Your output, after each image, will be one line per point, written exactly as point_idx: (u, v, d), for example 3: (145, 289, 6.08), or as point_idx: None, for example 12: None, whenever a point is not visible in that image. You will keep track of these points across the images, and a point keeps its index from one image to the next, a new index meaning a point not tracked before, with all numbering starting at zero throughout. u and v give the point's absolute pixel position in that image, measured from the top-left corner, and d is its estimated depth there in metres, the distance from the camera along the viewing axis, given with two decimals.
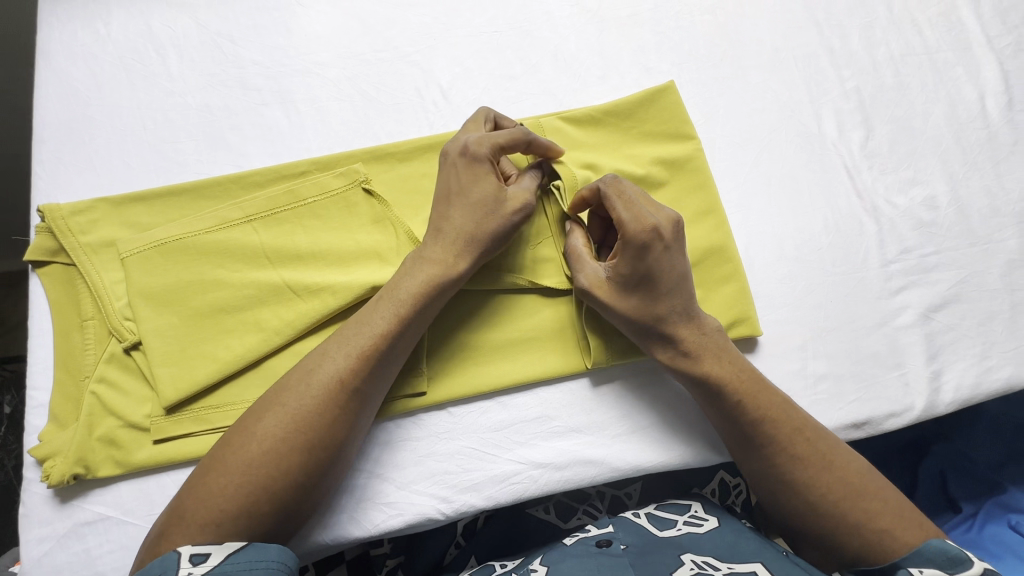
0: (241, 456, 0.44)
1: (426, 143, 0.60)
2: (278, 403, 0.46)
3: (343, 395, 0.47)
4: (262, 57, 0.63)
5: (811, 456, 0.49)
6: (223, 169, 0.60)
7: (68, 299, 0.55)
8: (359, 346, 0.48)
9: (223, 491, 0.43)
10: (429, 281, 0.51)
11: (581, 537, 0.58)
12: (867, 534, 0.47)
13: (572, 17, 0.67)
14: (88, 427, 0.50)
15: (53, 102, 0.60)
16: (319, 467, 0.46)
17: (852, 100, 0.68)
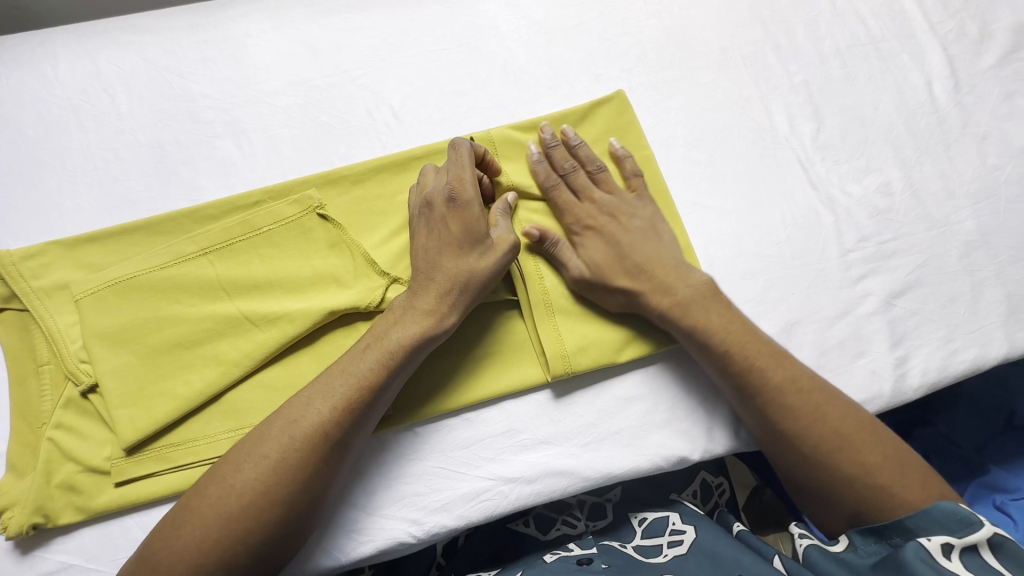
0: (217, 508, 0.44)
1: (375, 165, 0.60)
2: (259, 453, 0.46)
3: (327, 445, 0.46)
4: (211, 90, 0.63)
5: (809, 415, 0.50)
6: (176, 203, 0.60)
7: (23, 344, 0.54)
8: (343, 398, 0.47)
9: (199, 544, 0.43)
10: (417, 331, 0.50)
11: (562, 556, 0.60)
12: (862, 488, 0.47)
13: (519, 30, 0.68)
14: (46, 475, 0.50)
15: (2, 148, 0.60)
16: (301, 515, 0.46)
17: (802, 93, 0.68)
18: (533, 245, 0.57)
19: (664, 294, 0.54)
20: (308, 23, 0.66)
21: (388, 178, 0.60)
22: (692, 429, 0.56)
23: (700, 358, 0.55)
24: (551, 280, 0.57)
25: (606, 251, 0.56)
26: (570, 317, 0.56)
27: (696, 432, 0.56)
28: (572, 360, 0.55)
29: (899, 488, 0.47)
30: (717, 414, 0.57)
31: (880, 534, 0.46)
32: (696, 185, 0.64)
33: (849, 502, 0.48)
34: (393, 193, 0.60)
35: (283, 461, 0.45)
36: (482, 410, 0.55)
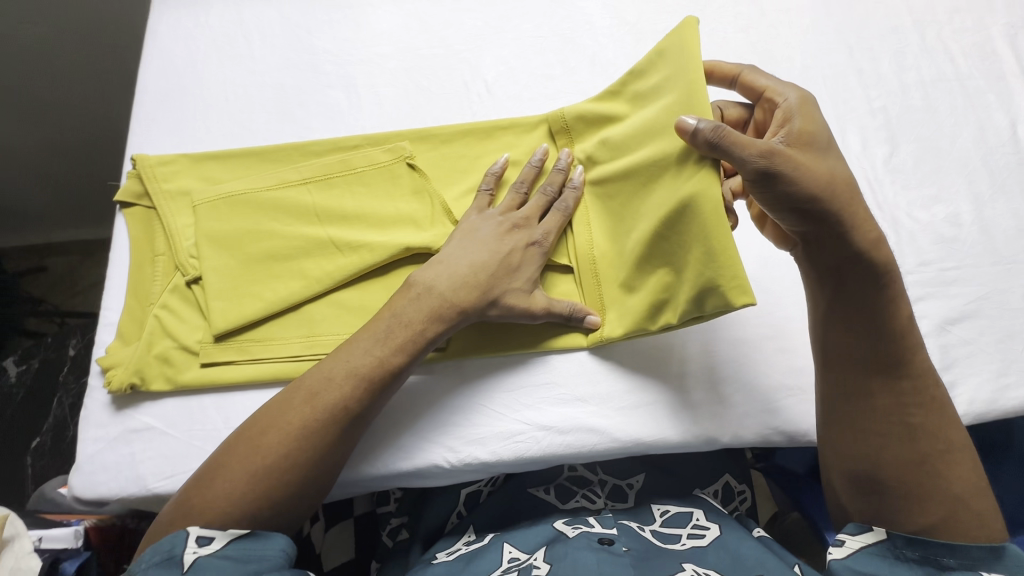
0: (286, 425, 0.48)
1: (464, 129, 0.66)
2: (325, 379, 0.50)
3: (345, 418, 0.49)
4: (332, 47, 0.72)
5: (908, 400, 0.50)
6: (287, 138, 0.68)
7: (145, 236, 0.63)
8: (402, 338, 0.52)
9: (261, 452, 0.47)
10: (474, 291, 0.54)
11: (584, 531, 0.61)
12: (941, 496, 0.48)
13: (612, 28, 0.73)
14: (148, 346, 0.57)
15: (154, 72, 0.70)
16: (319, 473, 0.49)
17: (879, 118, 0.70)
18: (590, 218, 0.60)
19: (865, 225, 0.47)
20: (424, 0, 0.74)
21: (474, 141, 0.66)
22: (723, 413, 0.58)
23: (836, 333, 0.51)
24: (621, 239, 0.58)
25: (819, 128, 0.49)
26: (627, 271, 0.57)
27: (727, 416, 0.58)
28: (606, 330, 0.58)
29: (976, 505, 0.48)
30: (750, 405, 0.58)
31: (926, 553, 0.46)
32: None
33: (930, 510, 0.48)
34: (475, 155, 0.66)
35: (305, 429, 0.48)
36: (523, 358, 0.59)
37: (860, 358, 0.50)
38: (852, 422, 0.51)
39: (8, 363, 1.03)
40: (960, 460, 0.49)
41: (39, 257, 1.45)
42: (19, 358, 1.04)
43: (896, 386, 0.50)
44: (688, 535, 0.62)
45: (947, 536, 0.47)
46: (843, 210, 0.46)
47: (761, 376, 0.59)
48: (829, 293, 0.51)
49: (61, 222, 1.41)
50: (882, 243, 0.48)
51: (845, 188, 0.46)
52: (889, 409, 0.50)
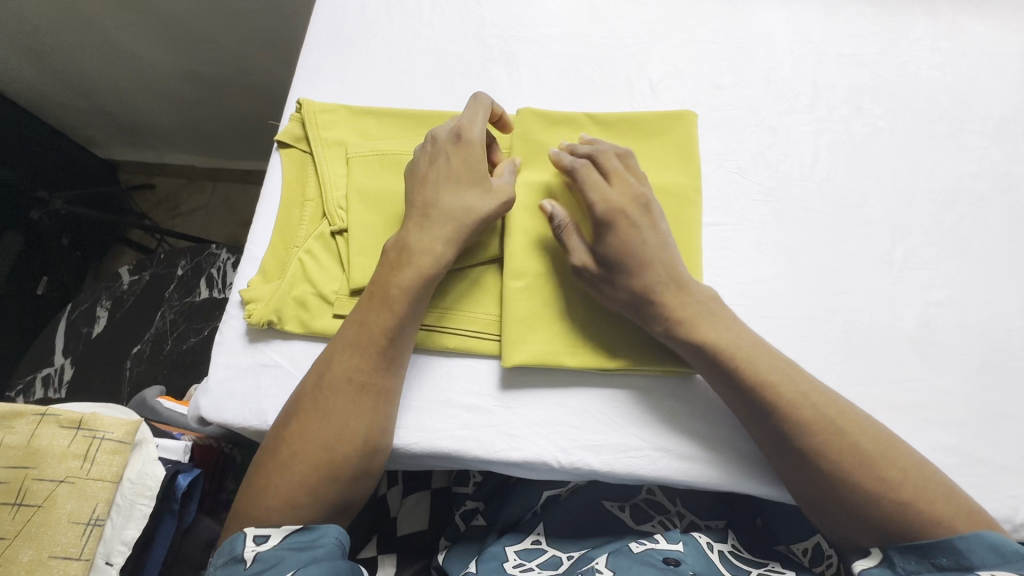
0: (327, 428, 0.49)
1: (605, 120, 0.63)
2: (335, 369, 0.51)
3: (353, 390, 0.50)
4: (499, 21, 0.70)
5: (834, 452, 0.47)
6: (444, 106, 0.67)
7: (297, 179, 0.64)
8: (379, 322, 0.52)
9: (310, 454, 0.48)
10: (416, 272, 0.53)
11: (649, 548, 0.59)
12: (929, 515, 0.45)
13: (792, 44, 0.69)
14: (289, 287, 0.58)
15: (326, 21, 0.71)
16: (366, 451, 0.50)
17: None
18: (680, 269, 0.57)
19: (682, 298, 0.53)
20: None
21: (608, 135, 0.63)
22: None
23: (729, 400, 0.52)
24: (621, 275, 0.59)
25: (627, 238, 0.54)
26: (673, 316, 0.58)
27: None
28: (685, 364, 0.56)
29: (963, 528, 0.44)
30: None
31: (922, 553, 0.44)
32: (927, 243, 0.61)
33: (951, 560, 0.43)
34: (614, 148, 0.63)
35: (324, 409, 0.49)
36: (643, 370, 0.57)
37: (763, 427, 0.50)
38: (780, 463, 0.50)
39: (124, 272, 1.10)
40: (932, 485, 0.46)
41: (153, 174, 1.54)
42: (133, 269, 1.11)
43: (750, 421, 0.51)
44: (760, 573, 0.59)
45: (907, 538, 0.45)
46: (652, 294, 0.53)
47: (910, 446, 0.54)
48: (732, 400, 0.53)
49: (178, 146, 1.48)
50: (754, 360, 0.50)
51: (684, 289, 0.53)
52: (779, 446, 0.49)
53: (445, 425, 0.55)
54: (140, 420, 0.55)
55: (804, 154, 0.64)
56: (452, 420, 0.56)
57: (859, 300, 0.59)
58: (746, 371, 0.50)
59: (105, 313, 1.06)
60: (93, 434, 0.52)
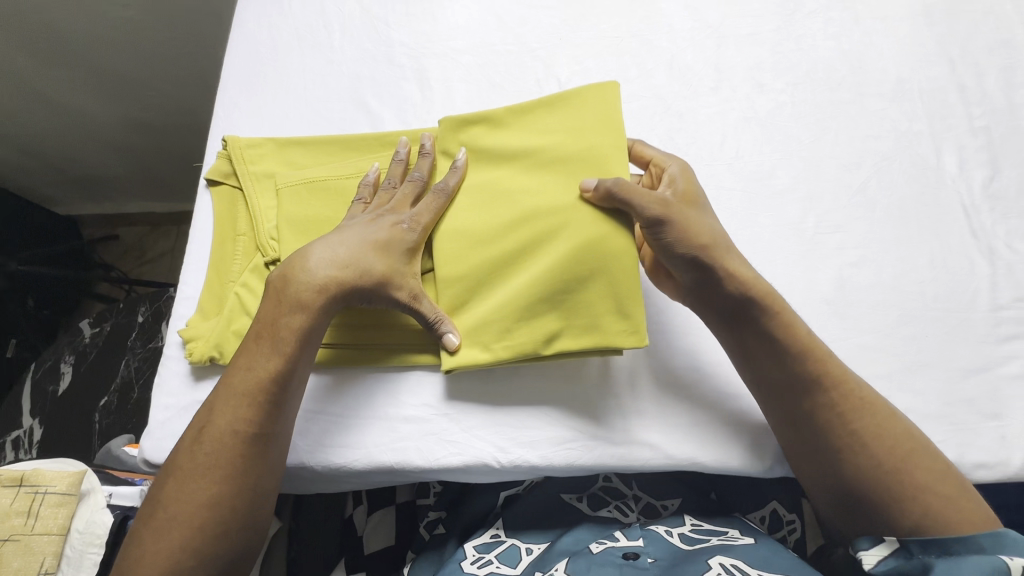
0: (205, 482, 0.48)
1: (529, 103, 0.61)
2: (214, 422, 0.50)
3: (238, 443, 0.49)
4: (408, 40, 0.72)
5: (869, 462, 0.48)
6: (360, 128, 0.68)
7: (223, 217, 0.65)
8: (258, 371, 0.51)
9: (189, 513, 0.47)
10: (303, 320, 0.52)
11: (608, 547, 0.58)
12: (895, 467, 0.48)
13: (692, 31, 0.71)
14: (228, 322, 0.59)
15: (240, 59, 0.73)
16: (252, 497, 0.49)
17: (980, 138, 0.65)
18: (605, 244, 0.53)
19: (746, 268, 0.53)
20: None
21: (531, 114, 0.60)
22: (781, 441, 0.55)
23: (769, 403, 0.52)
24: (574, 221, 0.55)
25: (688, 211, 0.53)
26: (606, 290, 0.53)
27: None
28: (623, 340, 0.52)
29: (924, 478, 0.48)
30: None
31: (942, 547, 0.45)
32: (837, 207, 0.63)
33: (910, 511, 0.47)
34: (525, 132, 0.60)
35: (206, 466, 0.48)
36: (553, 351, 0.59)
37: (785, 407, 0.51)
38: (808, 458, 0.51)
39: (84, 325, 1.11)
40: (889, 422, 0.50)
41: (114, 225, 1.54)
42: (93, 321, 1.11)
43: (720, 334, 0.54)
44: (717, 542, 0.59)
45: (936, 530, 0.46)
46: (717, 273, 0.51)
47: None
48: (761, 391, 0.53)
49: (135, 194, 1.49)
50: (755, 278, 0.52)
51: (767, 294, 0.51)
52: (756, 355, 0.52)
53: (374, 440, 0.56)
54: (84, 470, 0.56)
55: (712, 135, 0.66)
56: (390, 432, 0.57)
57: (776, 270, 0.60)
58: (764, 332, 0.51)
59: (69, 368, 1.06)
60: (35, 489, 0.53)
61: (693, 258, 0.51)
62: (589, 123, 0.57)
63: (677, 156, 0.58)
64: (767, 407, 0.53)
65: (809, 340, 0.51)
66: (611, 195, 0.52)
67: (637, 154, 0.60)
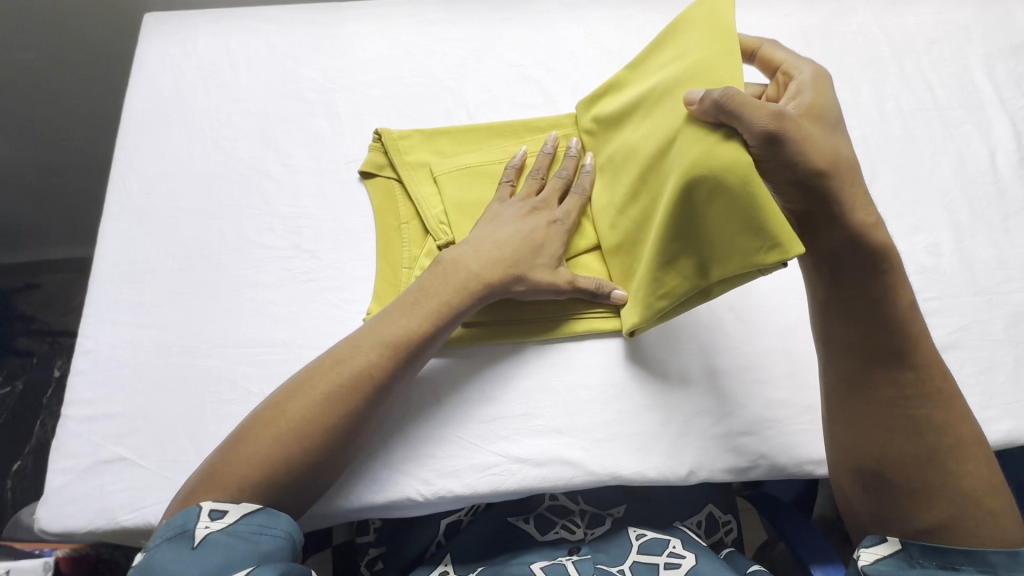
0: (294, 428, 0.48)
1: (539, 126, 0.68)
2: (343, 377, 0.50)
3: (364, 392, 0.50)
4: (317, 75, 0.72)
5: (926, 454, 0.48)
6: (271, 166, 0.68)
7: (126, 265, 0.63)
8: (391, 335, 0.52)
9: (265, 453, 0.46)
10: (468, 285, 0.55)
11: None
12: (927, 459, 0.48)
13: (593, 58, 0.75)
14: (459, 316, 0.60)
15: (142, 100, 0.71)
16: (341, 436, 0.49)
17: (859, 147, 0.70)
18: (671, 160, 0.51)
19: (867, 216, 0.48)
20: (409, 31, 0.76)
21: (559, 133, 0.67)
22: (697, 447, 0.57)
23: (852, 372, 0.51)
24: (676, 148, 0.51)
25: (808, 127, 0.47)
26: (714, 222, 0.49)
27: (704, 449, 0.57)
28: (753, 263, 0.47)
29: (966, 481, 0.48)
30: (728, 437, 0.58)
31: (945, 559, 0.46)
32: None
33: (939, 508, 0.47)
34: (642, 84, 0.60)
35: (325, 394, 0.49)
36: (475, 373, 0.59)
37: (861, 368, 0.51)
38: (859, 421, 0.51)
39: None
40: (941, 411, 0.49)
41: None
42: (1, 379, 1.03)
43: (811, 281, 0.52)
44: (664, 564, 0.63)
45: (956, 539, 0.46)
46: (834, 193, 0.46)
47: (738, 408, 0.59)
48: (835, 359, 0.52)
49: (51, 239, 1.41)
50: (880, 227, 0.48)
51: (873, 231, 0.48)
52: (848, 323, 0.51)
53: (346, 479, 0.55)
54: None
55: None
56: None
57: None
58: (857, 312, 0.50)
59: None
60: None
61: (806, 181, 0.46)
62: (700, 42, 0.54)
63: (809, 62, 0.57)
64: (844, 380, 0.52)
65: (909, 309, 0.49)
66: (717, 107, 0.46)
67: (766, 56, 0.59)
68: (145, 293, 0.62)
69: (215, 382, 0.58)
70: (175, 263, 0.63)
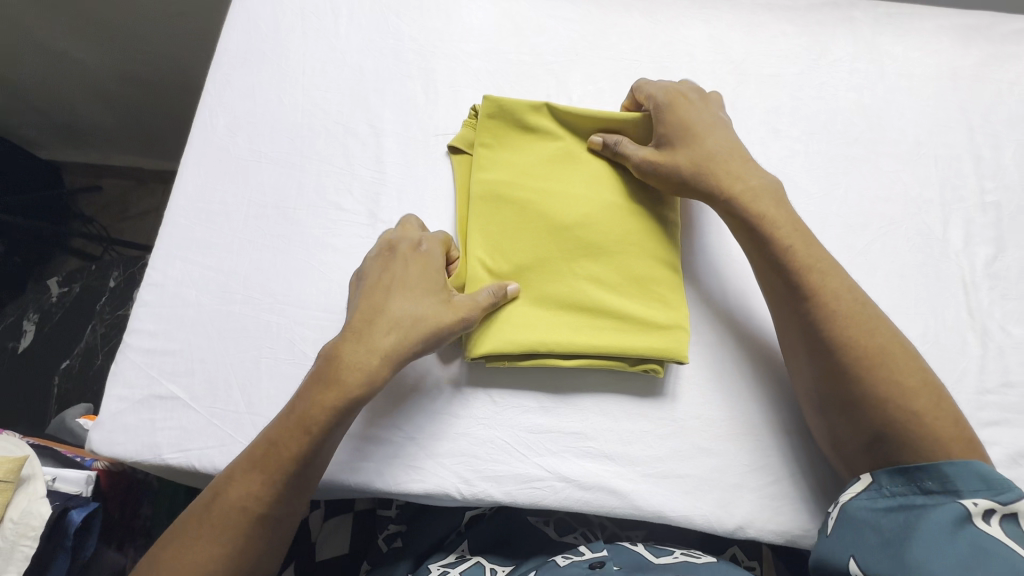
0: (235, 527, 0.47)
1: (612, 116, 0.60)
2: (274, 473, 0.47)
3: (293, 476, 0.48)
4: (419, 35, 0.69)
5: (880, 395, 0.47)
6: (358, 125, 0.65)
7: (201, 204, 0.62)
8: (311, 426, 0.48)
9: (200, 562, 0.46)
10: (357, 382, 0.50)
11: (574, 560, 0.54)
12: (874, 374, 0.48)
13: (713, 64, 0.69)
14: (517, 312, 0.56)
15: (239, 33, 0.69)
16: (273, 540, 0.49)
17: (989, 214, 0.64)
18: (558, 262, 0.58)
19: (738, 180, 0.56)
20: (522, 2, 0.71)
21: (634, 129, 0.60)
22: (751, 504, 0.54)
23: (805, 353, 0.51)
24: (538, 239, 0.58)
25: (684, 131, 0.58)
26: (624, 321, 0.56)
27: (757, 511, 0.54)
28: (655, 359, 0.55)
29: (918, 405, 0.47)
30: (786, 498, 0.54)
31: (909, 476, 0.44)
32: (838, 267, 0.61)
33: (885, 418, 0.47)
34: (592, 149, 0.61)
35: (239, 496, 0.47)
36: (530, 381, 0.57)
37: (859, 334, 0.49)
38: (825, 371, 0.49)
39: (52, 283, 1.06)
40: (864, 326, 0.50)
41: (99, 174, 1.46)
42: (62, 280, 1.07)
43: (760, 247, 0.54)
44: (681, 553, 0.57)
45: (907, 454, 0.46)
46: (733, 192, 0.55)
47: (803, 473, 0.55)
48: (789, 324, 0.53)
49: (123, 147, 1.43)
50: (755, 195, 0.55)
51: (754, 197, 0.55)
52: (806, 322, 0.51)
53: (376, 461, 0.54)
54: (25, 457, 0.54)
55: None
56: (355, 451, 0.54)
57: (765, 320, 0.59)
58: (805, 272, 0.52)
59: (32, 327, 1.02)
60: None
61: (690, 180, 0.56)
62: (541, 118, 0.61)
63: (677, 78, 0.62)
64: (787, 330, 0.53)
65: (834, 272, 0.52)
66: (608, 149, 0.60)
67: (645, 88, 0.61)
68: (216, 235, 0.61)
69: (272, 338, 0.57)
70: (248, 210, 0.62)
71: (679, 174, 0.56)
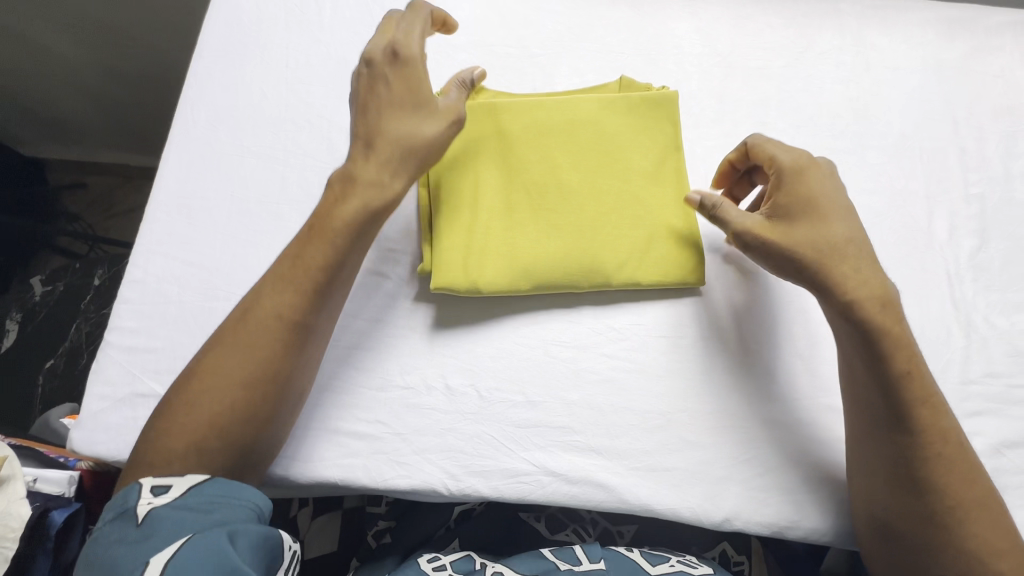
0: (233, 366, 0.47)
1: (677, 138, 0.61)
2: (261, 320, 0.48)
3: (285, 330, 0.48)
4: None
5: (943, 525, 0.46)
6: (342, 118, 0.64)
7: (183, 200, 0.61)
8: (300, 274, 0.49)
9: (196, 421, 0.45)
10: (365, 204, 0.51)
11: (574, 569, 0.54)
12: (957, 511, 0.46)
13: (700, 57, 0.68)
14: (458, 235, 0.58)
15: (220, 25, 0.68)
16: (275, 380, 0.47)
17: (973, 206, 0.64)
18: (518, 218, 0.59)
19: (863, 283, 0.50)
20: None
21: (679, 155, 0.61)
22: (738, 497, 0.54)
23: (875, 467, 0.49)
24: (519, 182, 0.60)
25: (812, 224, 0.52)
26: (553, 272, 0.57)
27: (744, 504, 0.54)
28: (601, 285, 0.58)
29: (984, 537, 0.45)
30: (773, 490, 0.54)
31: None
32: None
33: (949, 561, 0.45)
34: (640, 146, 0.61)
35: (247, 343, 0.47)
36: (514, 374, 0.57)
37: (954, 464, 0.47)
38: (912, 508, 0.47)
39: (36, 282, 1.05)
40: (957, 452, 0.47)
41: (84, 171, 1.44)
42: (46, 278, 1.05)
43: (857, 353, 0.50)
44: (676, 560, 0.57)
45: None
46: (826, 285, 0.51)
47: (789, 465, 0.55)
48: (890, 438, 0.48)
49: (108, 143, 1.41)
50: (889, 304, 0.50)
51: (878, 299, 0.50)
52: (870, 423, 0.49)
53: (362, 457, 0.54)
54: (5, 457, 0.53)
55: (706, 169, 0.64)
56: (340, 447, 0.54)
57: (771, 338, 0.59)
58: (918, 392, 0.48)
59: (15, 325, 1.01)
60: None
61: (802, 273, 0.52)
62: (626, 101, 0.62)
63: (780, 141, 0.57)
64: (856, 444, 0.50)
65: (923, 390, 0.48)
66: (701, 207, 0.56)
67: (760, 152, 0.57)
68: (198, 231, 0.60)
69: None
70: (231, 205, 0.61)
71: (796, 269, 0.52)
